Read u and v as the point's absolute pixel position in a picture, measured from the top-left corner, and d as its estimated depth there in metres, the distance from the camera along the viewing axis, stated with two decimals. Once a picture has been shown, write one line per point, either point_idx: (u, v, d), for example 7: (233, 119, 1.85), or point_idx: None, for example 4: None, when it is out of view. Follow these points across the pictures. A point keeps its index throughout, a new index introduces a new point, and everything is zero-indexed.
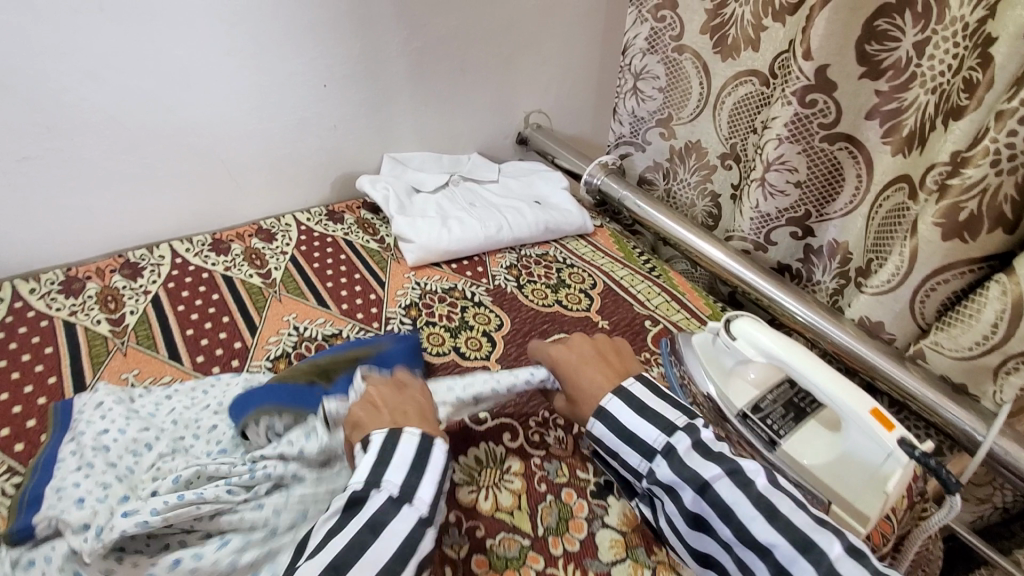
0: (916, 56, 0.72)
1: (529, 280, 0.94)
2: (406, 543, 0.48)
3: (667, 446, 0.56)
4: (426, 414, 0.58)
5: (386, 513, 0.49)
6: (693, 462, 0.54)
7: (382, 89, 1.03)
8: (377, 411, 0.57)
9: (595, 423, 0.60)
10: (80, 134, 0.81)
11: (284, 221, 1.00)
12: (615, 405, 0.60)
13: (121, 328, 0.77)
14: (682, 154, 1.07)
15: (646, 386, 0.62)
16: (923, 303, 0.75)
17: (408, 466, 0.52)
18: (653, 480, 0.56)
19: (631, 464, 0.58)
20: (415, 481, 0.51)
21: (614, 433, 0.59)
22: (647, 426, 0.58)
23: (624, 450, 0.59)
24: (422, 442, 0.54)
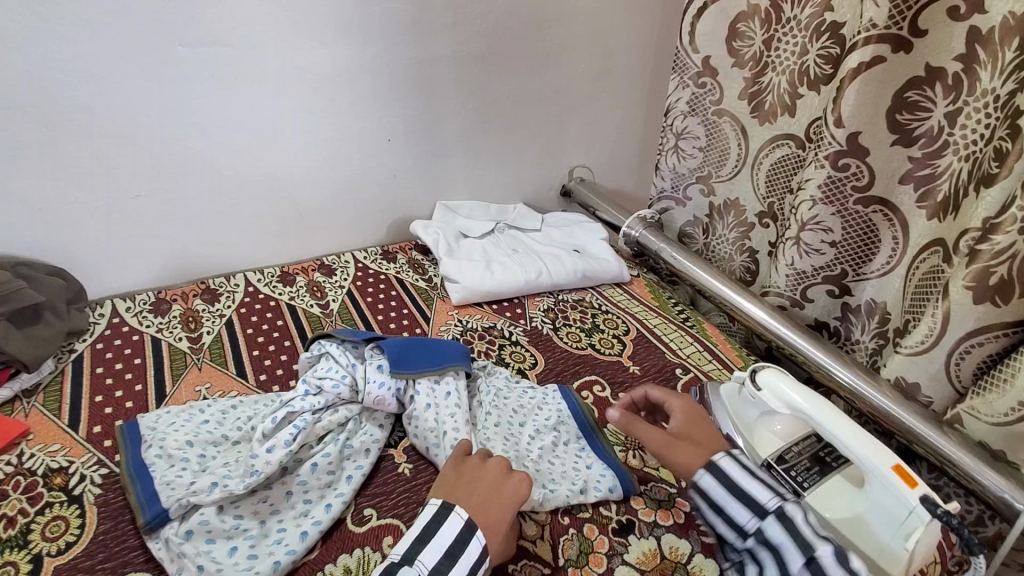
0: (948, 126, 0.76)
1: (564, 323, 0.99)
2: None
3: (781, 510, 0.57)
4: (502, 508, 0.57)
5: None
6: (806, 530, 0.56)
7: (441, 142, 1.14)
8: (462, 482, 0.60)
9: (704, 476, 0.61)
10: (183, 178, 0.95)
11: (344, 258, 1.10)
12: (729, 465, 0.62)
13: (199, 345, 0.87)
14: (721, 210, 1.11)
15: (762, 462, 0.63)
16: (959, 366, 0.75)
17: (443, 551, 0.54)
18: (760, 540, 0.57)
19: (739, 518, 0.59)
20: (446, 567, 0.53)
21: (725, 490, 0.60)
22: (761, 487, 0.59)
23: (732, 507, 0.59)
24: (462, 530, 0.55)
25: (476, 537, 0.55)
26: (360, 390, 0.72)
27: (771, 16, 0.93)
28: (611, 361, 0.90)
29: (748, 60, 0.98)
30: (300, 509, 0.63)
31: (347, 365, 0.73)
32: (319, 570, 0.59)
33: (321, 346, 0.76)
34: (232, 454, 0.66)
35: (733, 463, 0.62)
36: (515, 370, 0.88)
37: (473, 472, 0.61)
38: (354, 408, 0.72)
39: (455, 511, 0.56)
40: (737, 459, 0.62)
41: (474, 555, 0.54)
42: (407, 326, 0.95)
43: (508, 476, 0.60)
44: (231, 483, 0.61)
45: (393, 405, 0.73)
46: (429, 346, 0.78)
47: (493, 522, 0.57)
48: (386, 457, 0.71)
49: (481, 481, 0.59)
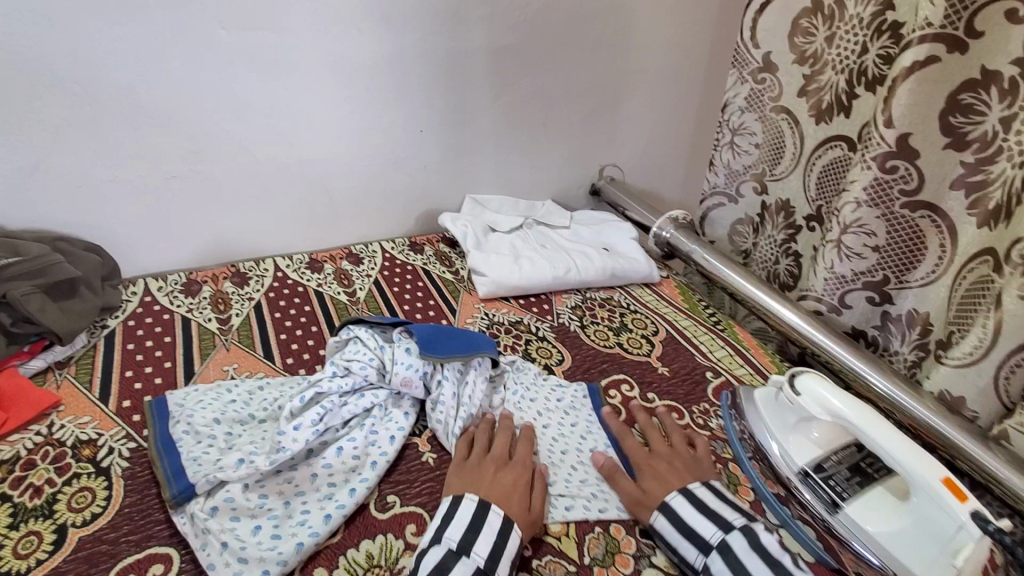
0: (1003, 131, 0.73)
1: (591, 321, 0.97)
2: None
3: (724, 543, 0.58)
4: (508, 493, 0.62)
5: (445, 562, 0.54)
6: (749, 562, 0.56)
7: (468, 135, 1.13)
8: (471, 479, 0.63)
9: (658, 517, 0.62)
10: (219, 161, 0.96)
11: (372, 248, 1.10)
12: (680, 504, 0.62)
13: (227, 327, 0.87)
14: (773, 211, 1.08)
15: (714, 492, 0.63)
16: (1008, 382, 0.72)
17: (466, 525, 0.57)
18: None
19: (687, 557, 0.58)
20: (472, 538, 0.56)
21: (677, 529, 0.60)
22: (706, 521, 0.60)
23: (683, 545, 0.59)
24: (478, 508, 0.59)
25: (494, 511, 0.59)
26: (388, 372, 0.72)
27: (833, 12, 0.91)
28: (639, 361, 0.89)
29: (808, 57, 0.96)
30: (325, 492, 0.62)
31: (376, 348, 0.74)
32: (342, 554, 0.58)
33: (349, 329, 0.76)
34: (258, 432, 0.66)
35: (684, 501, 0.62)
36: (541, 365, 0.86)
37: (477, 469, 0.65)
38: (381, 395, 0.71)
39: (467, 496, 0.60)
40: (686, 499, 0.62)
41: (495, 523, 0.58)
42: (433, 317, 0.94)
43: (506, 469, 0.65)
44: (257, 460, 0.61)
45: (419, 388, 0.72)
46: (457, 334, 0.78)
47: (509, 500, 0.61)
48: (410, 445, 0.70)
49: (486, 476, 0.64)
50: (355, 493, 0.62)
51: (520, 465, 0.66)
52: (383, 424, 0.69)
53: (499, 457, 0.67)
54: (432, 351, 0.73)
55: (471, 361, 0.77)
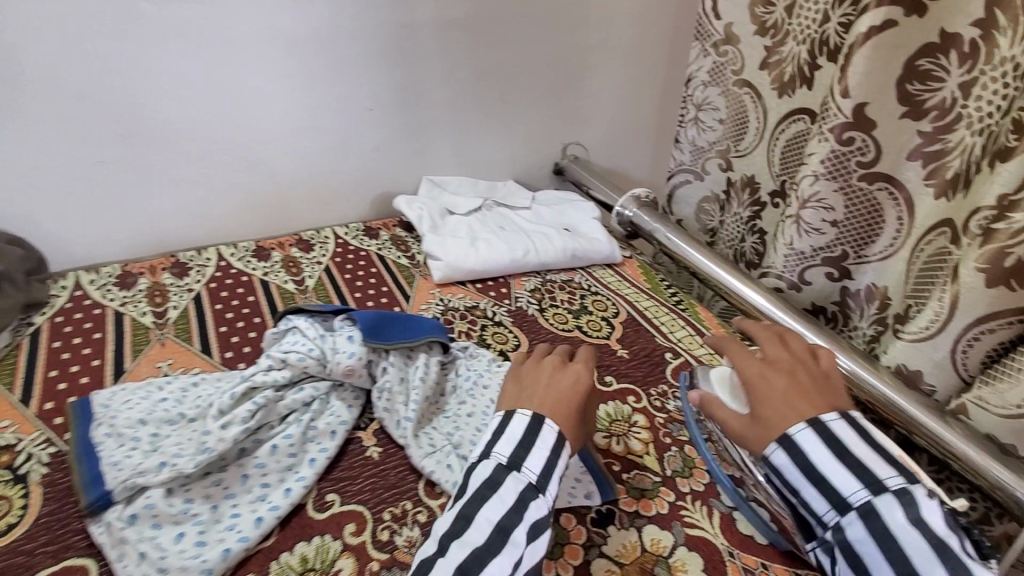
0: (962, 97, 0.70)
1: (551, 304, 0.94)
2: (517, 508, 0.50)
3: (868, 506, 0.50)
4: (568, 399, 0.58)
5: (497, 476, 0.52)
6: (900, 533, 0.48)
7: (423, 114, 1.08)
8: (526, 384, 0.60)
9: (774, 449, 0.55)
10: (152, 145, 0.90)
11: (323, 234, 1.05)
12: (810, 444, 0.54)
13: (163, 321, 0.83)
14: (738, 188, 1.05)
15: (861, 438, 0.54)
16: (966, 354, 0.71)
17: (516, 441, 0.54)
18: (840, 536, 0.51)
19: (818, 510, 0.53)
20: (522, 454, 0.53)
21: (801, 472, 0.53)
22: (846, 474, 0.52)
23: (807, 492, 0.53)
24: (531, 421, 0.55)
25: (548, 422, 0.55)
26: (329, 360, 0.67)
27: None
28: (598, 344, 0.86)
29: (769, 28, 0.93)
30: (256, 494, 0.58)
31: (316, 338, 0.69)
32: (275, 558, 0.55)
33: (291, 319, 0.72)
34: (186, 432, 0.62)
35: (818, 445, 0.53)
36: (496, 351, 0.83)
37: (531, 374, 0.61)
38: (321, 387, 0.67)
39: (521, 408, 0.57)
40: (817, 440, 0.54)
41: (549, 438, 0.54)
42: (385, 304, 0.90)
43: (566, 372, 0.61)
44: (182, 463, 0.57)
45: (363, 377, 0.69)
46: (401, 320, 0.74)
47: (569, 409, 0.57)
48: (354, 439, 0.67)
49: (548, 381, 0.60)
50: (289, 494, 0.59)
51: (579, 369, 0.61)
52: (319, 419, 0.65)
53: (556, 360, 0.63)
54: (374, 337, 0.69)
55: (416, 347, 0.73)
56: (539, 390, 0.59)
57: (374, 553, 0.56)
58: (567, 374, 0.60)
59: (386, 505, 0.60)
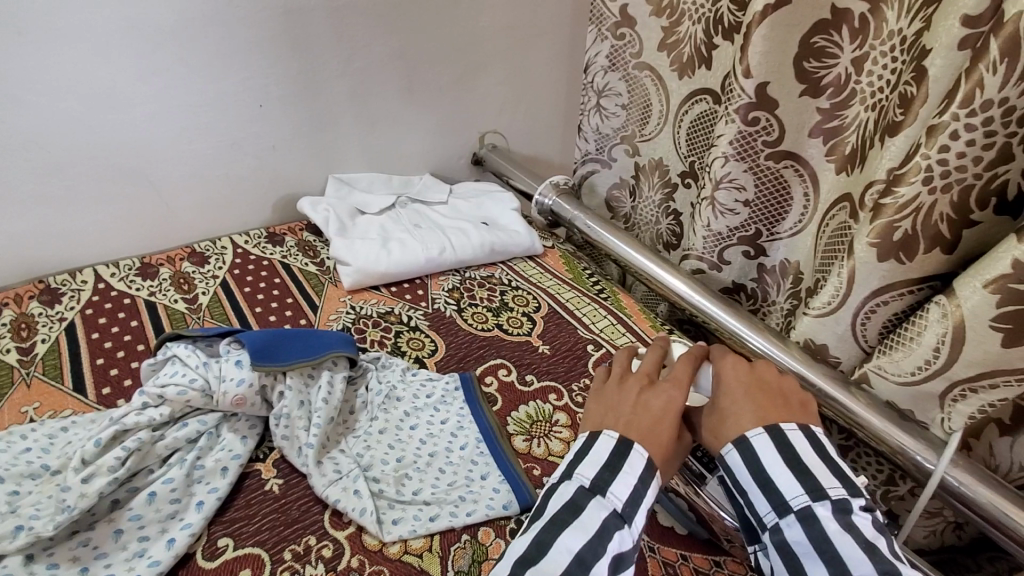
0: (857, 73, 0.73)
1: (470, 303, 0.91)
2: (597, 537, 0.45)
3: (809, 510, 0.46)
4: (659, 423, 0.52)
5: (579, 500, 0.47)
6: (838, 540, 0.44)
7: (323, 109, 1.01)
8: (612, 405, 0.55)
9: (729, 450, 0.51)
10: (1, 157, 0.79)
11: (220, 244, 0.96)
12: (764, 448, 0.50)
13: (28, 357, 0.73)
14: (647, 171, 1.07)
15: (813, 446, 0.50)
16: (865, 326, 0.73)
17: (602, 464, 0.49)
18: (778, 539, 0.47)
19: (758, 511, 0.49)
20: (609, 477, 0.48)
21: (751, 475, 0.49)
22: (792, 478, 0.48)
23: (753, 494, 0.49)
24: (619, 445, 0.50)
25: (638, 450, 0.50)
26: (214, 391, 0.61)
27: None
28: (519, 342, 0.84)
29: (665, 8, 0.93)
30: (134, 550, 0.53)
31: (198, 366, 0.62)
32: None
33: (168, 348, 0.64)
34: (49, 487, 0.55)
35: (770, 446, 0.50)
36: (411, 358, 0.79)
37: (616, 396, 0.56)
38: (209, 420, 0.61)
39: (605, 430, 0.52)
40: (771, 442, 0.50)
41: (639, 466, 0.49)
42: (289, 317, 0.84)
43: (658, 391, 0.55)
44: (39, 525, 0.51)
45: (256, 405, 0.63)
46: (300, 337, 0.68)
47: (657, 435, 0.51)
48: (251, 473, 0.61)
49: (633, 402, 0.54)
50: (170, 546, 0.53)
51: (674, 389, 0.55)
52: (205, 457, 0.59)
53: (645, 378, 0.57)
54: (267, 360, 0.63)
55: (320, 365, 0.68)
56: (625, 412, 0.53)
57: None
58: (658, 394, 0.54)
59: (287, 543, 0.56)
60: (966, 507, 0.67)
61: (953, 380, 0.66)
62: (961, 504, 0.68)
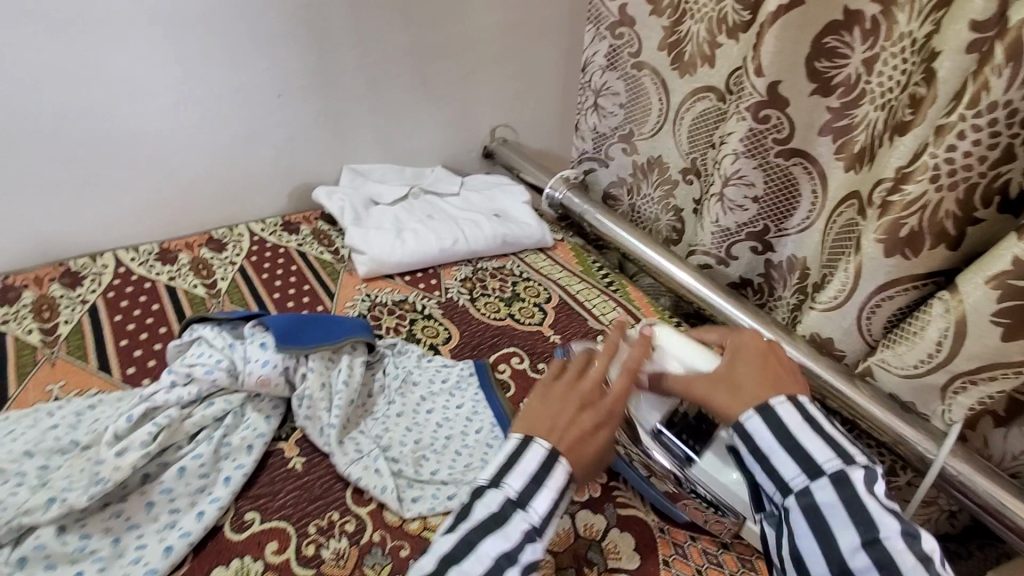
0: (866, 73, 0.74)
1: (482, 292, 0.93)
2: (517, 548, 0.47)
3: (841, 473, 0.49)
4: (587, 437, 0.52)
5: (503, 511, 0.48)
6: (869, 502, 0.47)
7: (337, 101, 1.02)
8: (553, 409, 0.53)
9: (750, 415, 0.53)
10: (23, 140, 0.80)
11: (237, 231, 0.97)
12: (790, 415, 0.52)
13: (53, 338, 0.75)
14: (644, 169, 1.09)
15: (830, 418, 0.54)
16: (869, 321, 0.75)
17: (529, 475, 0.50)
18: (807, 501, 0.49)
19: (787, 475, 0.51)
20: (533, 490, 0.49)
21: (777, 441, 0.52)
22: (823, 445, 0.50)
23: (782, 459, 0.51)
24: (546, 459, 0.50)
25: (563, 468, 0.50)
26: (239, 372, 0.63)
27: None
28: (530, 331, 0.86)
29: (666, 8, 0.95)
30: (164, 521, 0.54)
31: (224, 348, 0.65)
32: None
33: (193, 330, 0.67)
34: (79, 462, 0.57)
35: (797, 414, 0.52)
36: (427, 346, 0.81)
37: (560, 397, 0.54)
38: (235, 400, 0.63)
39: (538, 439, 0.51)
40: (795, 409, 0.53)
41: (560, 479, 0.50)
42: (306, 304, 0.86)
43: (596, 404, 0.54)
44: (72, 497, 0.52)
45: (279, 386, 0.64)
46: (322, 323, 0.70)
47: (584, 449, 0.52)
48: (274, 452, 0.63)
49: (570, 411, 0.53)
50: (199, 519, 0.55)
51: (613, 403, 0.54)
52: (230, 436, 0.61)
53: (591, 380, 0.55)
54: (291, 342, 0.65)
55: (340, 349, 0.70)
56: (561, 421, 0.52)
57: (299, 570, 0.54)
58: (597, 404, 0.53)
59: (311, 518, 0.58)
60: (965, 495, 0.70)
61: (955, 373, 0.68)
62: (960, 492, 0.70)
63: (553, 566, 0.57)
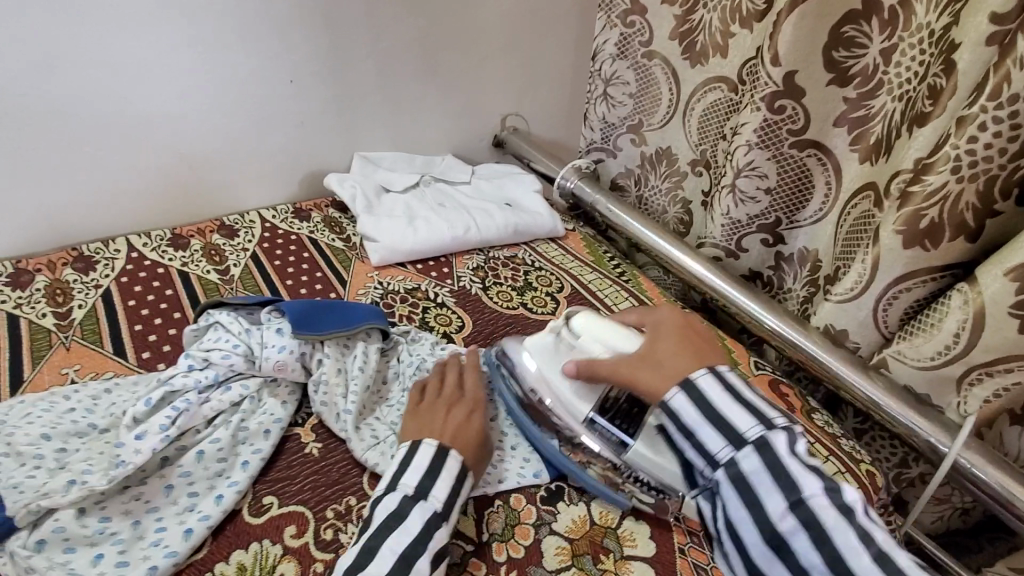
0: (883, 64, 0.74)
1: (494, 281, 0.92)
2: (422, 535, 0.51)
3: (763, 440, 0.53)
4: (465, 435, 0.60)
5: (404, 507, 0.52)
6: (791, 466, 0.51)
7: (348, 88, 1.01)
8: (425, 421, 0.61)
9: (676, 393, 0.57)
10: (34, 123, 0.80)
11: (249, 218, 0.97)
12: (711, 387, 0.56)
13: (67, 322, 0.75)
14: (652, 160, 1.08)
15: (750, 385, 0.57)
16: (886, 313, 0.75)
17: (423, 471, 0.55)
18: (736, 471, 0.53)
19: (713, 448, 0.54)
20: (429, 482, 0.54)
21: (700, 413, 0.55)
22: (744, 414, 0.54)
23: (706, 433, 0.55)
24: (436, 453, 0.56)
25: (452, 453, 0.57)
26: (256, 357, 0.63)
27: None
28: (543, 320, 0.86)
29: None
30: (183, 505, 0.55)
31: (241, 333, 0.64)
32: (208, 571, 0.52)
33: (209, 314, 0.66)
34: (98, 445, 0.57)
35: (717, 386, 0.56)
36: (439, 334, 0.81)
37: (431, 411, 0.62)
38: (251, 385, 0.63)
39: (425, 440, 0.57)
40: (716, 382, 0.56)
41: (453, 466, 0.56)
42: (319, 291, 0.86)
43: (461, 403, 0.63)
44: (92, 480, 0.52)
45: (297, 372, 0.65)
46: (337, 309, 0.70)
47: (470, 442, 0.59)
48: (291, 437, 0.63)
49: (443, 418, 0.61)
50: (218, 502, 0.55)
51: (473, 397, 0.64)
52: (247, 421, 0.61)
53: (449, 395, 0.64)
54: (307, 330, 0.65)
55: (354, 336, 0.70)
56: (439, 426, 0.60)
57: (318, 554, 0.54)
58: (461, 408, 0.62)
59: (329, 503, 0.58)
60: (977, 487, 0.70)
61: (970, 365, 0.69)
62: (973, 485, 0.70)
63: (570, 553, 0.58)
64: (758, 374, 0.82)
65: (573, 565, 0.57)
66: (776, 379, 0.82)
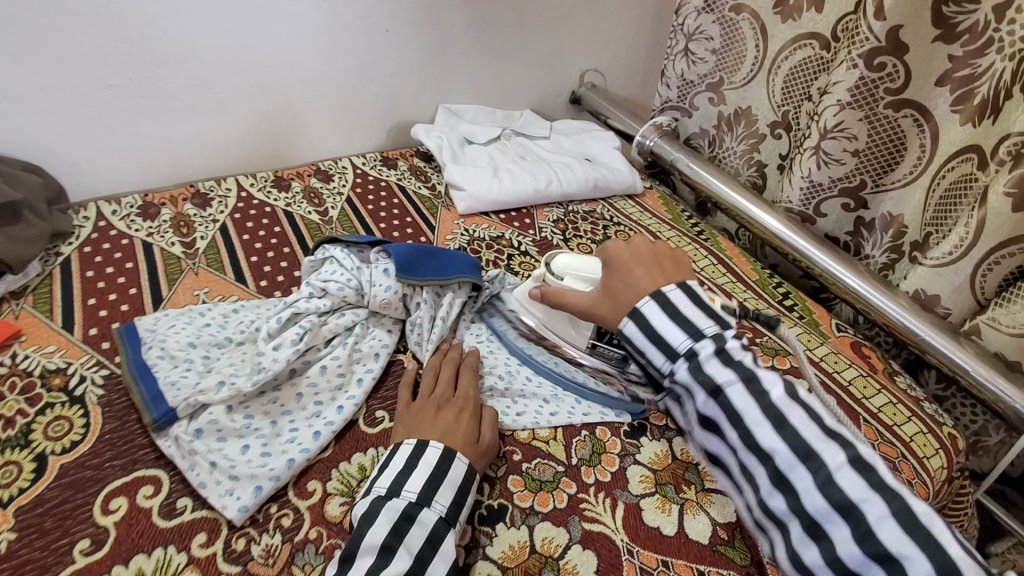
0: (995, 21, 0.68)
1: (574, 234, 0.95)
2: (394, 530, 0.49)
3: (691, 350, 0.55)
4: (447, 435, 0.57)
5: (373, 508, 0.50)
6: (710, 367, 0.54)
7: (434, 41, 1.03)
8: (411, 423, 0.59)
9: (627, 324, 0.59)
10: (158, 67, 0.85)
11: (341, 163, 1.03)
12: (652, 311, 0.58)
13: (193, 251, 0.83)
14: (730, 120, 1.06)
15: (688, 297, 0.58)
16: (984, 279, 0.74)
17: (399, 467, 0.54)
18: (673, 379, 0.57)
19: (655, 362, 0.57)
20: (402, 479, 0.52)
21: (645, 335, 0.58)
22: (676, 330, 0.56)
23: (650, 350, 0.57)
24: (415, 449, 0.55)
25: (431, 445, 0.55)
26: (366, 291, 0.69)
27: None
28: None
29: None
30: (311, 410, 0.61)
31: (353, 268, 0.70)
32: (334, 467, 0.58)
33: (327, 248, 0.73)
34: (237, 354, 0.64)
35: (657, 312, 0.57)
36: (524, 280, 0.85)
37: (417, 413, 0.60)
38: (362, 313, 0.69)
39: (405, 441, 0.56)
40: (658, 308, 0.57)
41: (432, 458, 0.54)
42: (410, 234, 0.91)
43: (449, 404, 0.61)
44: (238, 382, 0.60)
45: (398, 309, 0.70)
46: (436, 255, 0.73)
47: (454, 439, 0.57)
48: (396, 361, 0.70)
49: (424, 421, 0.59)
50: (339, 412, 0.62)
51: (462, 398, 0.61)
52: (361, 342, 0.68)
53: (438, 397, 0.62)
54: (407, 273, 0.69)
55: (448, 285, 0.73)
56: (421, 428, 0.58)
57: None
58: (449, 410, 0.60)
59: None
60: None
61: None
62: None
63: (653, 481, 0.61)
64: (840, 336, 0.82)
65: (657, 491, 0.60)
66: (857, 340, 0.82)
